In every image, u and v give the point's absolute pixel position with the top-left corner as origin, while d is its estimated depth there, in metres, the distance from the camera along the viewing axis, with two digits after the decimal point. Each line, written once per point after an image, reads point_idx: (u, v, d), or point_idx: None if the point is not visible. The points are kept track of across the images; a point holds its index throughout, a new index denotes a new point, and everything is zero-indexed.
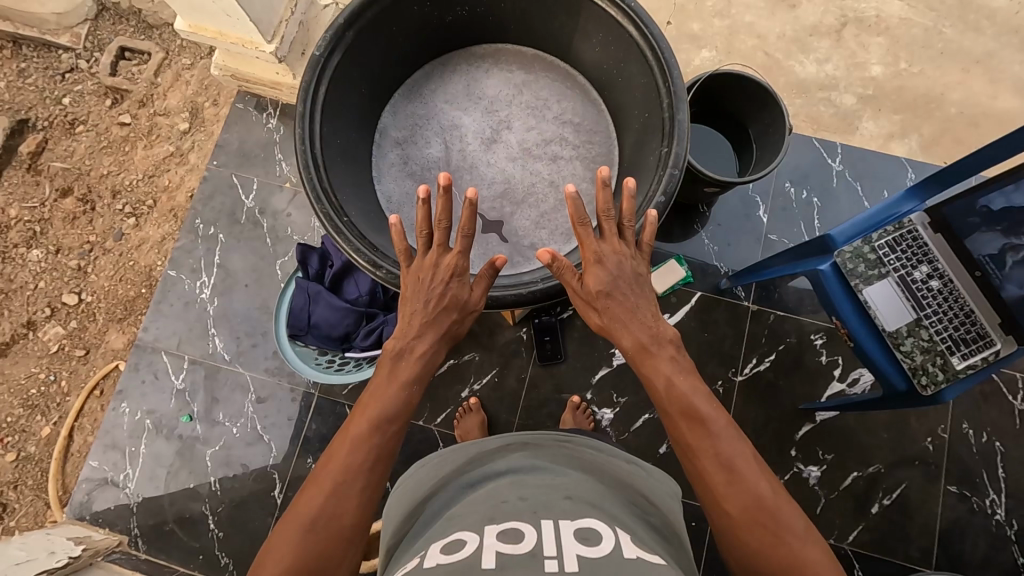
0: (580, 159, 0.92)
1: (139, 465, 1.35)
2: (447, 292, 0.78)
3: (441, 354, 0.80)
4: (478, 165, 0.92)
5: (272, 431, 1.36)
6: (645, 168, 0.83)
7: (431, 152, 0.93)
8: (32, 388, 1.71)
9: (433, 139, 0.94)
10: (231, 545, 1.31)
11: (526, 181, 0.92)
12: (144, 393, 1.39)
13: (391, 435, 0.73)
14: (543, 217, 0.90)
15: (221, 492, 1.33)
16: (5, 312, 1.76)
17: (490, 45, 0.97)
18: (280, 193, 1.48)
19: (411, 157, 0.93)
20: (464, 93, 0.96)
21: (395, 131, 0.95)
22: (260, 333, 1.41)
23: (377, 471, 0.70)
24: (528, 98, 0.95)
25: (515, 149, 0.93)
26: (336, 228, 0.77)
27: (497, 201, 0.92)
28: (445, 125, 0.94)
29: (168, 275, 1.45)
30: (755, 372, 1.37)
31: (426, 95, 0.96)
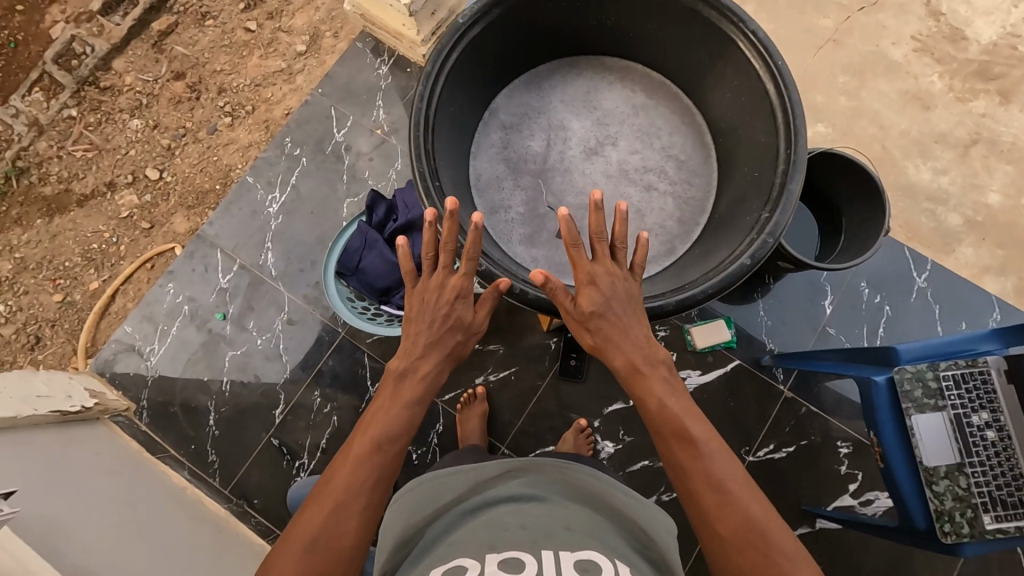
0: (674, 196, 0.91)
1: (166, 344, 1.42)
2: (455, 312, 0.84)
3: (444, 370, 0.85)
4: (573, 171, 0.92)
5: (292, 354, 1.41)
6: (736, 226, 0.81)
7: (532, 145, 0.93)
8: (95, 243, 1.83)
9: (538, 133, 0.94)
10: (223, 445, 1.36)
11: (614, 201, 0.91)
12: (191, 280, 1.45)
13: (392, 453, 0.78)
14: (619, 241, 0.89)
15: (229, 395, 1.39)
16: (94, 167, 1.88)
17: (622, 60, 0.96)
18: (369, 136, 1.52)
19: (511, 144, 0.94)
20: (581, 100, 0.95)
21: (505, 114, 0.95)
22: (309, 260, 1.46)
23: (376, 488, 0.75)
24: (642, 123, 0.94)
25: (613, 167, 0.92)
26: (422, 189, 0.78)
27: (580, 211, 0.91)
28: (554, 124, 0.94)
29: (246, 180, 1.51)
30: (768, 458, 1.32)
31: (545, 89, 0.96)
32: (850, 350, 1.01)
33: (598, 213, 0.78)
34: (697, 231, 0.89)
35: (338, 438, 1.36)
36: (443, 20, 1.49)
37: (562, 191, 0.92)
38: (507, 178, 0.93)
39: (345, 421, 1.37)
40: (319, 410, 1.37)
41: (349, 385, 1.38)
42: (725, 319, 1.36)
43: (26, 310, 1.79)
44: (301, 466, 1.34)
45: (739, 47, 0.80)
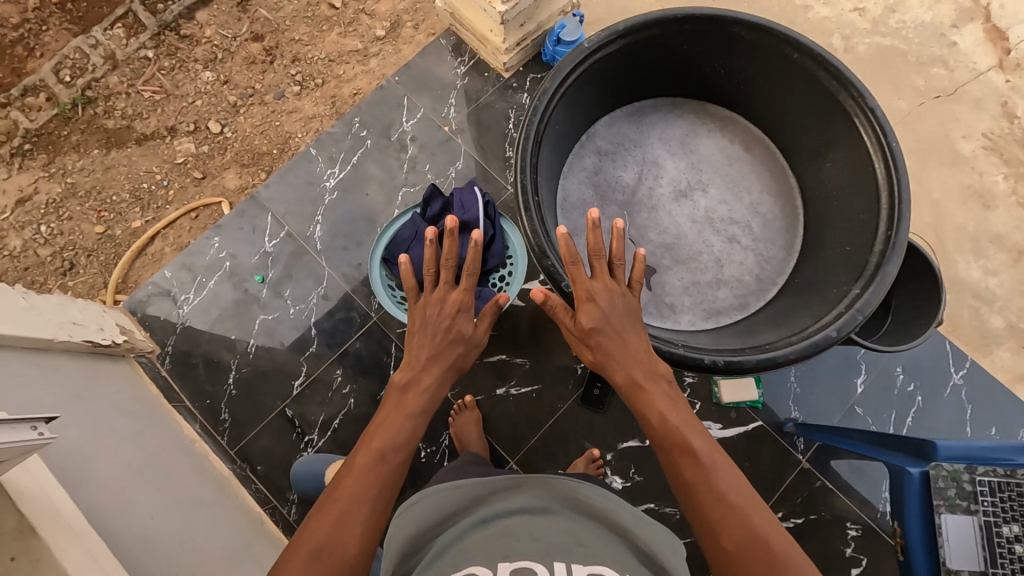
0: (756, 252, 0.90)
1: (201, 295, 1.43)
2: (456, 326, 0.99)
3: (444, 379, 0.97)
4: (659, 210, 0.92)
5: (321, 328, 1.41)
6: (819, 295, 0.80)
7: (623, 177, 0.94)
8: (145, 183, 1.85)
9: (631, 166, 0.94)
10: (237, 406, 1.36)
11: (696, 246, 0.90)
12: (237, 238, 1.47)
13: (395, 463, 0.82)
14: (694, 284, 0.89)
15: (253, 357, 1.39)
16: (159, 110, 1.91)
17: (725, 109, 0.96)
18: (436, 131, 1.54)
19: (604, 171, 0.94)
20: (679, 140, 0.96)
21: (602, 141, 0.96)
22: (356, 241, 1.47)
23: (378, 497, 0.77)
24: (735, 173, 0.94)
25: (700, 212, 0.92)
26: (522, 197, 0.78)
27: (659, 250, 0.91)
28: (648, 160, 0.95)
29: (308, 152, 1.54)
30: None
31: (644, 125, 0.97)
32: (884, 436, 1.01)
33: (598, 232, 0.80)
34: (773, 290, 0.88)
35: (351, 421, 1.35)
36: (530, 33, 1.51)
37: (644, 226, 0.92)
38: (594, 204, 0.93)
39: (361, 405, 1.36)
40: (338, 389, 1.37)
41: (372, 370, 1.38)
42: (756, 377, 1.35)
43: (66, 235, 1.81)
44: (310, 442, 1.34)
45: (856, 121, 0.79)
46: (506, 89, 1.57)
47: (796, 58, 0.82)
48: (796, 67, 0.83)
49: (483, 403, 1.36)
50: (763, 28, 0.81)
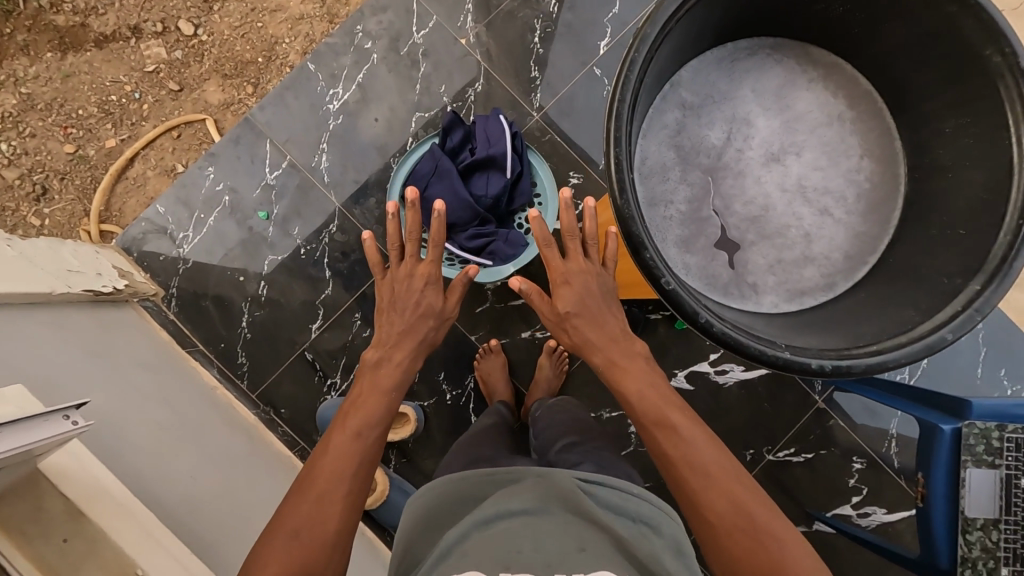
0: (853, 228, 0.67)
1: (201, 233, 1.32)
2: (425, 300, 1.00)
3: (416, 355, 0.98)
4: (747, 179, 0.66)
5: (335, 270, 1.33)
6: (921, 280, 0.62)
7: (707, 138, 0.67)
8: (113, 95, 1.63)
9: (717, 122, 0.67)
10: (255, 351, 1.32)
11: (785, 220, 0.66)
12: (234, 169, 1.33)
13: (371, 442, 0.84)
14: (781, 265, 0.66)
15: (265, 301, 1.32)
16: (117, 4, 1.63)
17: (832, 56, 0.68)
18: (452, 45, 1.35)
19: (685, 127, 0.66)
20: (775, 92, 0.67)
21: (686, 87, 0.67)
22: (367, 174, 1.34)
23: (355, 477, 0.79)
24: (851, 137, 0.67)
25: (794, 178, 0.67)
26: (613, 179, 0.53)
27: (745, 224, 0.67)
28: (736, 115, 0.67)
29: (306, 67, 1.35)
30: (786, 460, 1.37)
31: (736, 69, 0.68)
32: (904, 398, 1.08)
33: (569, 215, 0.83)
34: (866, 272, 0.66)
35: None
36: None
37: (727, 197, 0.67)
38: (671, 170, 0.66)
39: None
40: (358, 334, 1.32)
41: None
42: None
43: (31, 155, 1.62)
44: (332, 386, 1.32)
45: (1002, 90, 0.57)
46: None
47: (970, 26, 0.56)
48: (938, 16, 0.58)
49: (508, 347, 1.34)
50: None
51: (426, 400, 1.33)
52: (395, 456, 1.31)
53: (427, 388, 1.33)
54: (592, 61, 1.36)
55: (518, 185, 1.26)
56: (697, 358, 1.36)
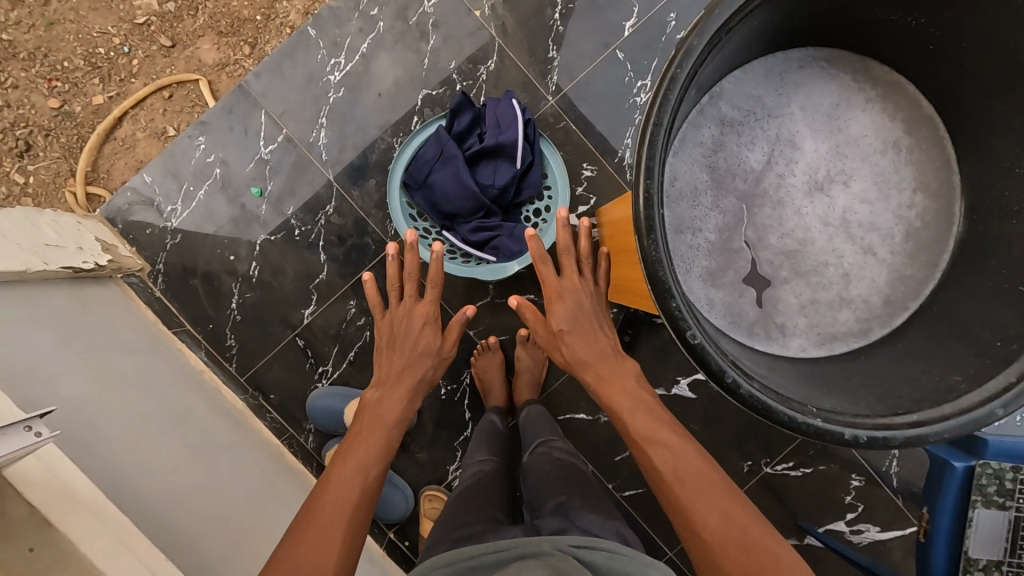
0: (897, 269, 0.60)
1: (190, 207, 1.25)
2: (424, 338, 1.10)
3: (415, 391, 1.06)
4: (786, 210, 0.60)
5: (330, 254, 1.27)
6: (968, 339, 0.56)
7: (747, 160, 0.59)
8: (101, 48, 1.52)
9: (759, 142, 0.59)
10: (244, 333, 1.27)
11: (823, 256, 0.60)
12: (227, 141, 1.25)
13: (373, 476, 0.89)
14: (815, 307, 0.60)
15: (256, 282, 1.26)
16: None
17: (895, 74, 0.60)
18: (465, 18, 1.25)
19: (723, 144, 0.59)
20: (828, 110, 0.60)
21: (727, 98, 0.59)
22: (368, 154, 1.26)
23: (357, 505, 0.83)
24: (904, 166, 0.60)
25: (839, 211, 0.60)
26: (643, 215, 0.47)
27: (778, 259, 0.60)
28: (781, 135, 0.59)
29: (306, 32, 1.26)
30: (783, 473, 1.34)
31: (786, 81, 0.60)
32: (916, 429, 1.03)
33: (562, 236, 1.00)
34: (905, 317, 0.60)
35: (368, 355, 1.28)
36: None
37: (763, 228, 0.60)
38: (703, 195, 0.59)
39: None
40: (353, 322, 1.27)
41: None
42: None
43: (14, 108, 1.52)
44: (324, 373, 1.28)
45: None
46: None
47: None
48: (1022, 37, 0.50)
49: (507, 344, 1.29)
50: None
51: None
52: None
53: None
54: (615, 43, 1.26)
55: (527, 175, 1.18)
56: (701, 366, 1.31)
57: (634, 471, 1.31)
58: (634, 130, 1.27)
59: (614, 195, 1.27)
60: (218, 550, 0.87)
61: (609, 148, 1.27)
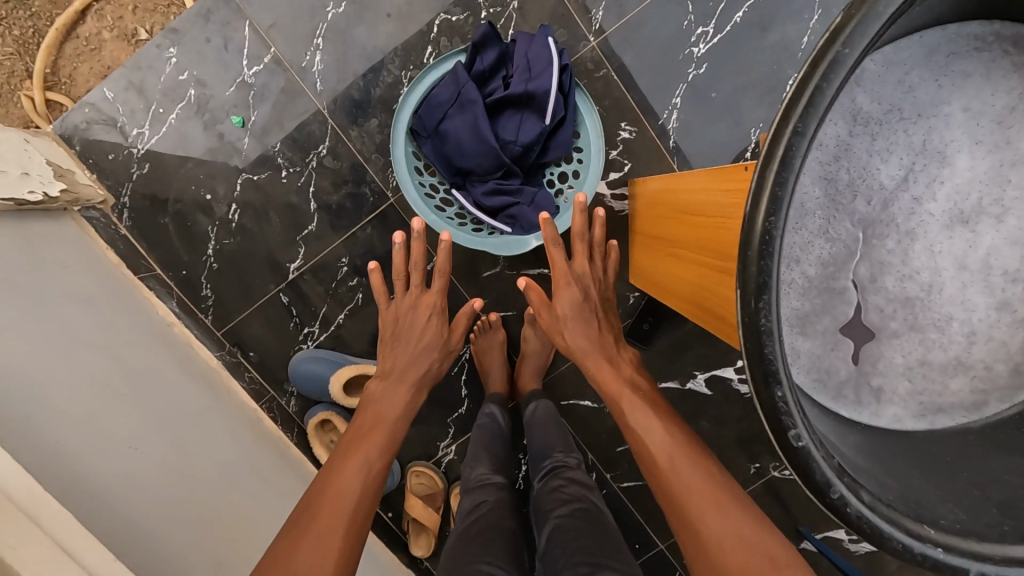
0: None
1: (159, 133, 1.07)
2: (429, 331, 1.01)
3: (421, 387, 0.97)
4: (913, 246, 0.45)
5: (322, 202, 1.11)
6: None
7: (878, 178, 0.44)
8: None
9: (897, 154, 0.44)
10: (221, 284, 1.13)
11: (948, 308, 0.45)
12: (204, 56, 1.06)
13: (377, 474, 0.79)
14: (923, 371, 0.46)
15: (236, 227, 1.11)
16: None
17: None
18: None
19: (852, 148, 0.44)
20: (998, 115, 0.43)
21: (868, 88, 0.43)
22: (371, 87, 1.08)
23: (360, 505, 0.73)
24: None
25: (981, 253, 0.44)
26: (755, 274, 0.32)
27: (890, 308, 0.46)
28: (928, 147, 0.44)
29: None
30: (790, 478, 1.27)
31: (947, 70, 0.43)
32: None
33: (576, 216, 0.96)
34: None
35: (359, 319, 1.16)
36: None
37: (878, 266, 0.45)
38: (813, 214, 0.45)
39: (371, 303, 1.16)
40: (344, 282, 1.14)
41: (384, 264, 1.14)
42: None
43: None
44: (309, 335, 1.16)
45: None
46: None
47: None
48: None
49: (513, 320, 1.17)
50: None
51: None
52: None
53: None
54: None
55: (556, 132, 1.01)
56: (721, 362, 1.21)
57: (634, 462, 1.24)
58: (685, 88, 1.09)
59: (650, 163, 1.11)
60: (174, 546, 0.76)
61: (651, 108, 1.09)
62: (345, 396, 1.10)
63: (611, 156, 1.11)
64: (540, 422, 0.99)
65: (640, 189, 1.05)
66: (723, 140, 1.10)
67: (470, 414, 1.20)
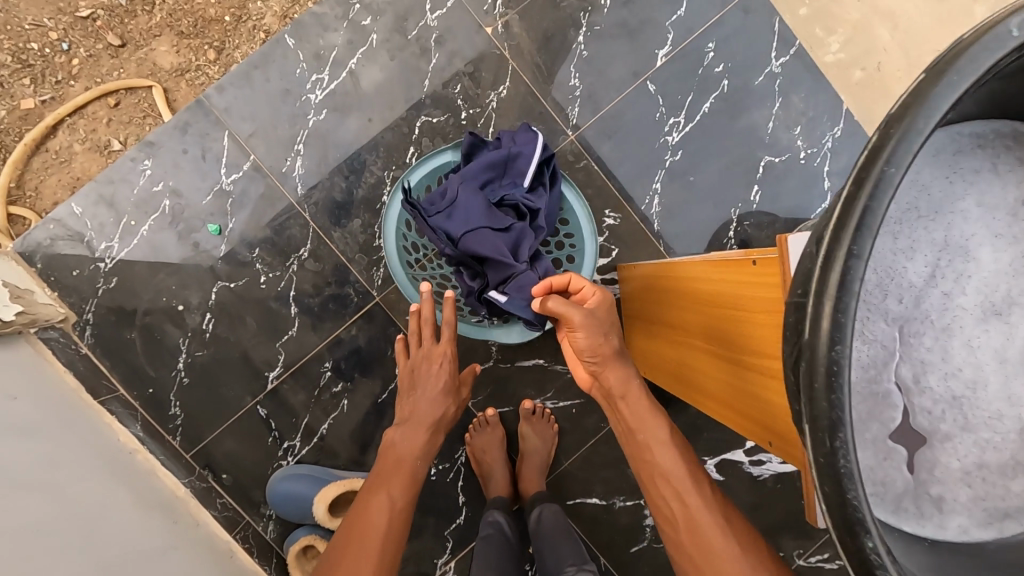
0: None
1: (131, 245, 1.03)
2: (444, 374, 0.90)
3: (435, 442, 0.87)
4: (951, 339, 0.43)
5: (304, 306, 1.07)
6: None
7: (912, 279, 0.43)
8: (32, 43, 1.12)
9: (922, 256, 0.43)
10: (191, 400, 1.04)
11: (997, 405, 0.44)
12: (179, 165, 1.04)
13: (402, 512, 0.75)
14: (982, 475, 0.44)
15: (210, 337, 1.05)
16: None
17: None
18: (473, 36, 1.10)
19: (873, 253, 0.42)
20: (1010, 210, 0.43)
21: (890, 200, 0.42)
22: (354, 188, 1.08)
23: (386, 546, 0.70)
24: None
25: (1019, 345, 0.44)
26: (827, 410, 0.29)
27: (938, 404, 0.43)
28: (953, 244, 0.43)
29: (283, 41, 1.07)
30: (817, 566, 1.17)
31: (957, 176, 0.43)
32: None
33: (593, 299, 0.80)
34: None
35: (343, 427, 1.07)
36: None
37: (919, 361, 0.43)
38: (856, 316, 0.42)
39: (356, 408, 1.08)
40: (327, 388, 1.07)
41: (371, 365, 1.08)
42: None
43: None
44: (290, 450, 1.06)
45: None
46: None
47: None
48: None
49: (511, 416, 1.10)
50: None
51: None
52: None
53: None
54: (646, 72, 1.12)
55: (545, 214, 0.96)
56: (729, 445, 1.15)
57: (652, 565, 1.12)
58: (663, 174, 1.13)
59: (637, 245, 1.13)
60: None
61: (633, 195, 1.12)
62: (330, 518, 1.00)
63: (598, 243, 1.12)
64: (549, 532, 0.93)
65: (632, 273, 1.04)
66: (705, 222, 1.13)
67: (469, 525, 1.09)
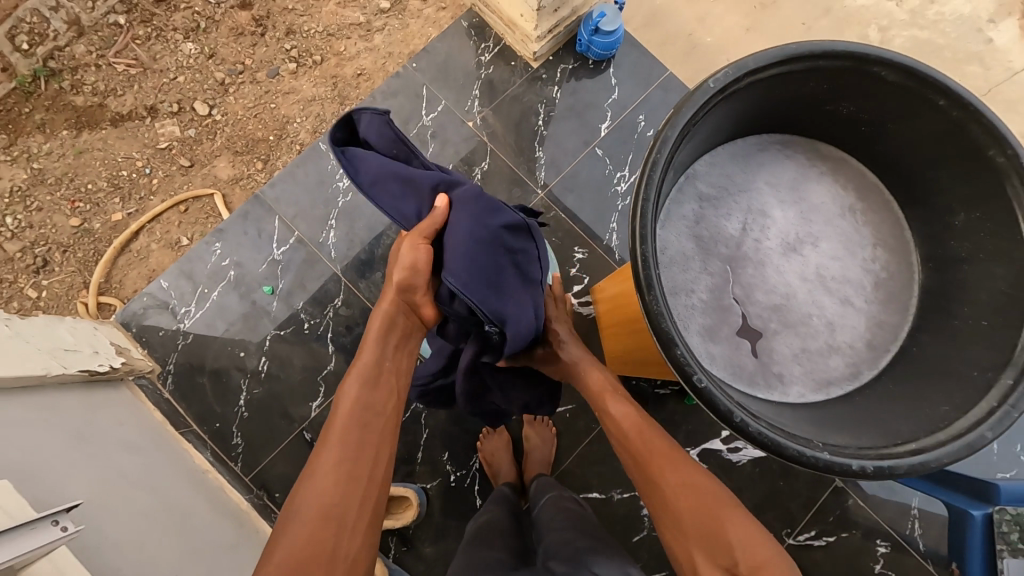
0: (875, 316, 0.66)
1: (204, 308, 1.31)
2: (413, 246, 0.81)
3: (407, 332, 0.85)
4: (765, 266, 0.67)
5: (339, 345, 1.32)
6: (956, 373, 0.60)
7: (732, 231, 0.68)
8: (123, 171, 1.48)
9: (736, 217, 0.68)
10: (250, 429, 1.27)
11: (807, 308, 0.66)
12: (240, 244, 1.35)
13: (374, 410, 0.77)
14: (806, 355, 0.65)
15: (265, 377, 1.29)
16: (167, 75, 1.52)
17: (839, 151, 0.71)
18: (458, 128, 1.44)
19: (699, 218, 0.68)
20: (788, 185, 0.69)
21: (707, 186, 0.69)
22: (373, 249, 1.37)
23: (356, 452, 0.73)
24: (863, 226, 0.68)
25: (814, 268, 0.67)
26: (643, 276, 0.54)
27: (765, 310, 0.67)
28: (755, 209, 0.69)
29: (317, 147, 1.43)
30: (806, 544, 1.29)
31: (749, 169, 0.70)
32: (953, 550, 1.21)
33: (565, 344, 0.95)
34: (891, 357, 0.65)
35: None
36: (563, 19, 1.39)
37: (747, 284, 0.67)
38: (698, 258, 0.68)
39: None
40: None
41: None
42: None
43: (36, 229, 1.44)
44: None
45: (1001, 176, 0.58)
46: (535, 81, 1.46)
47: (946, 106, 0.59)
48: (904, 97, 0.61)
49: (515, 424, 1.31)
50: (919, 71, 0.58)
51: (428, 482, 1.27)
52: (395, 542, 1.23)
53: (429, 468, 1.27)
54: (594, 141, 1.44)
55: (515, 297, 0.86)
56: (707, 435, 1.33)
57: (653, 551, 1.25)
58: (618, 216, 1.41)
59: (605, 273, 1.38)
60: None
61: (596, 233, 1.40)
62: None
63: (572, 274, 1.38)
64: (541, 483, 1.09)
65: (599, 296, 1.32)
66: None
67: None
